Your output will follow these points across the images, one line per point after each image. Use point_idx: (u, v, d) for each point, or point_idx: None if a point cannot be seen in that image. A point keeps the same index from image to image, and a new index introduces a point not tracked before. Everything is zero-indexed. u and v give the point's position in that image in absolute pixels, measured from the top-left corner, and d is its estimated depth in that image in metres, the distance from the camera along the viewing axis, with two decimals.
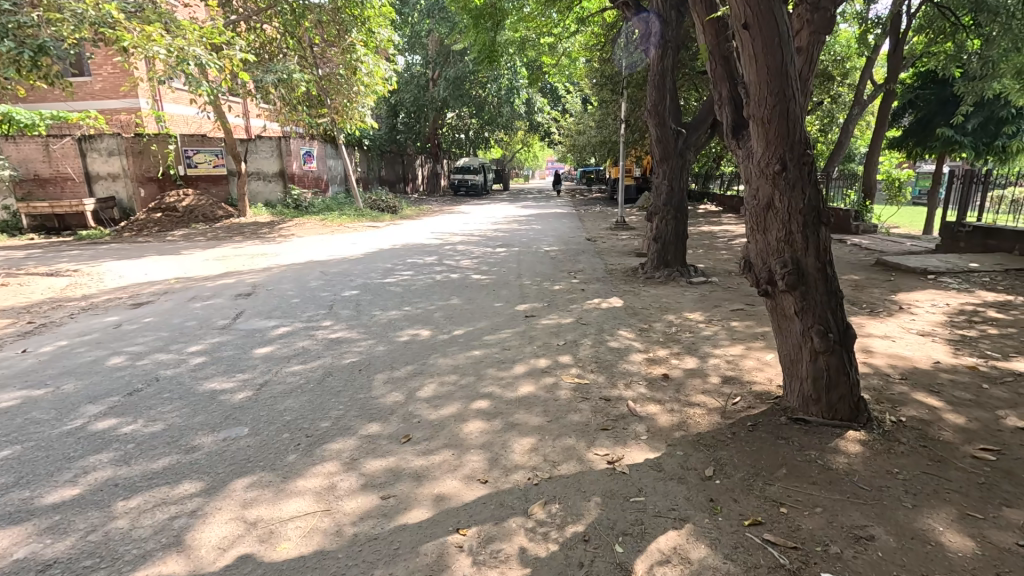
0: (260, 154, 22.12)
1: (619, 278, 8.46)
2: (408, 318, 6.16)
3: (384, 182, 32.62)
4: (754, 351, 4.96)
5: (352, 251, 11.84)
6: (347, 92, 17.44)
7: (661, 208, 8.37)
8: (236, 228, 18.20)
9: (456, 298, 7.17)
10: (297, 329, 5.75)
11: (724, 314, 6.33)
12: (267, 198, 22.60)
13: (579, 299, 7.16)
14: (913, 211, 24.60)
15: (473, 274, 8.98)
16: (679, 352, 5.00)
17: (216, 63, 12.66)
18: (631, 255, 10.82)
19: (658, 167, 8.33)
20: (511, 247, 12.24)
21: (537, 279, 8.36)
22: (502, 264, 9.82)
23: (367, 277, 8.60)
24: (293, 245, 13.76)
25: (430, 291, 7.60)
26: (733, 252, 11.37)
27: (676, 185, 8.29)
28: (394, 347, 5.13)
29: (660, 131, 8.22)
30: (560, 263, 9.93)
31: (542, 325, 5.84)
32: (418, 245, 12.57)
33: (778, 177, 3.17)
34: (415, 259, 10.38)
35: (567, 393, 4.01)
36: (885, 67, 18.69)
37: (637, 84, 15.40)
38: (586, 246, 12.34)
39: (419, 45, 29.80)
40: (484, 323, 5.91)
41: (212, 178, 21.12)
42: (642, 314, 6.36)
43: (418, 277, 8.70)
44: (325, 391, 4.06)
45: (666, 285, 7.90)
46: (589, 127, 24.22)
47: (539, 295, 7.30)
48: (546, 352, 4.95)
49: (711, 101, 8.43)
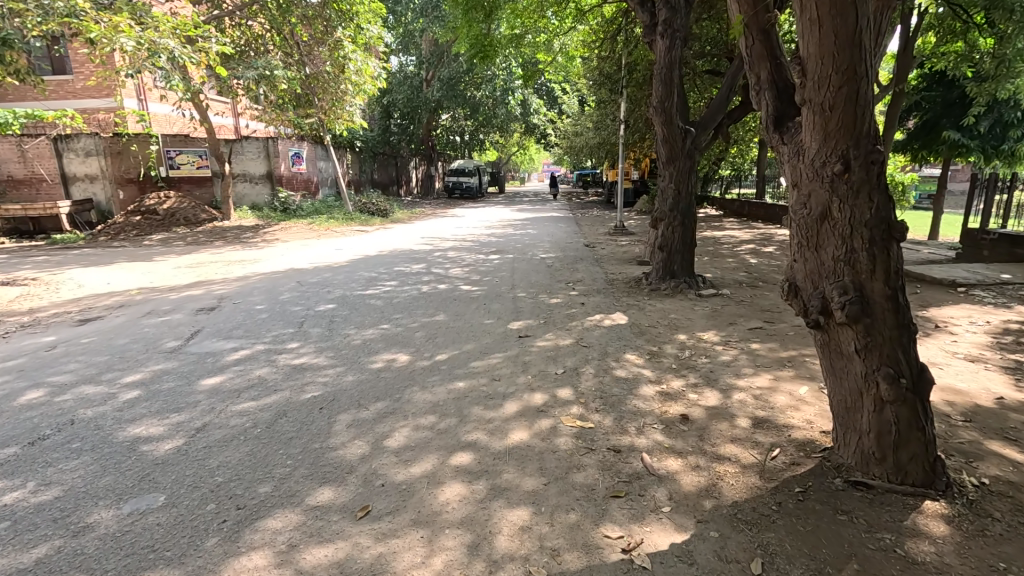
0: (247, 155, 21.47)
1: (622, 289, 7.77)
2: (386, 339, 5.44)
3: (376, 185, 31.83)
4: (784, 384, 4.27)
5: (335, 257, 11.10)
6: (333, 90, 16.69)
7: (667, 214, 7.68)
8: (219, 232, 17.42)
9: (442, 313, 6.46)
10: (258, 352, 5.02)
11: (741, 334, 5.65)
12: (253, 200, 21.86)
13: (578, 314, 6.47)
14: (917, 215, 24.09)
15: (462, 285, 8.28)
16: (697, 384, 4.29)
17: (192, 57, 11.87)
18: (633, 263, 10.14)
19: (664, 169, 7.63)
20: (505, 254, 11.54)
21: (532, 291, 7.67)
22: (494, 273, 9.11)
23: (347, 288, 7.87)
24: (274, 251, 13.01)
25: (413, 305, 6.88)
26: (740, 260, 10.72)
27: (684, 189, 7.61)
28: (365, 377, 4.42)
29: (666, 130, 7.52)
30: (557, 272, 9.24)
31: (538, 347, 5.13)
32: (406, 251, 11.85)
33: (838, 178, 2.50)
34: (401, 267, 9.66)
35: (568, 442, 3.30)
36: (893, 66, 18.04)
37: (637, 83, 14.71)
38: (585, 252, 11.65)
39: (412, 45, 29.10)
40: (472, 345, 5.20)
41: (196, 180, 20.34)
42: (650, 334, 5.67)
43: (403, 288, 7.99)
44: (273, 440, 3.33)
45: (673, 298, 7.21)
46: (586, 130, 23.60)
47: (534, 310, 6.61)
48: (542, 384, 4.25)
49: (721, 98, 7.75)
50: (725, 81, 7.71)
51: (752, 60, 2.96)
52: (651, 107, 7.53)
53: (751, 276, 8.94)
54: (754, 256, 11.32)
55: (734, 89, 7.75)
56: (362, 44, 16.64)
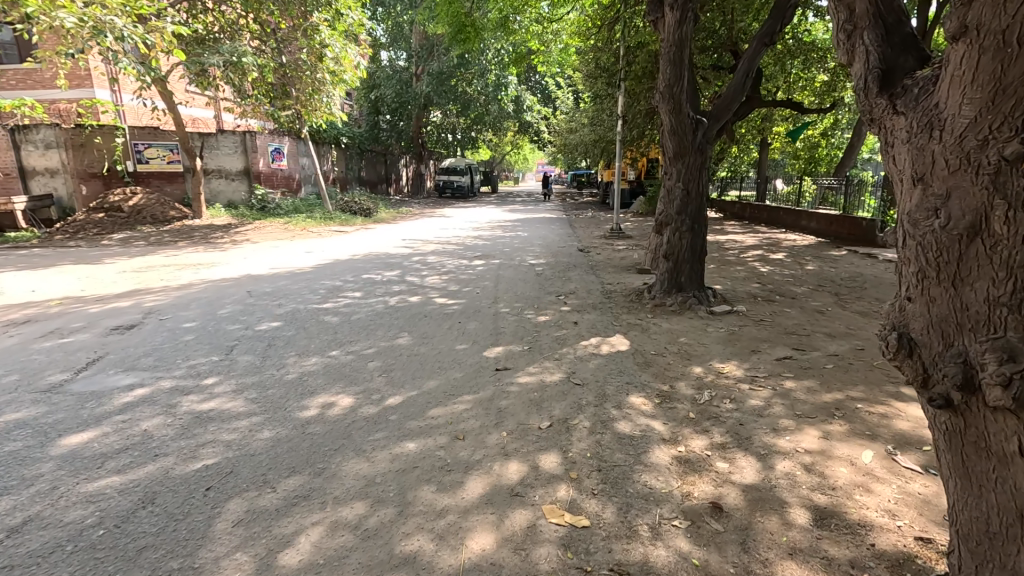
0: (222, 150, 20.30)
1: (620, 304, 6.73)
2: (328, 372, 4.37)
3: (364, 182, 30.63)
4: (842, 446, 3.23)
5: (301, 262, 9.99)
6: (309, 80, 15.49)
7: (675, 218, 6.64)
8: (187, 231, 16.24)
9: (409, 334, 5.40)
10: (159, 392, 3.92)
11: (769, 366, 4.62)
12: (229, 198, 20.67)
13: (570, 336, 5.43)
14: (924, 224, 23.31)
15: (438, 297, 7.23)
16: (725, 446, 3.26)
17: (146, 37, 10.69)
18: (632, 272, 9.10)
19: (672, 166, 6.55)
20: (491, 259, 10.49)
21: (518, 305, 6.62)
22: (476, 283, 8.05)
23: (302, 301, 6.78)
24: (238, 253, 11.87)
25: (374, 324, 5.81)
26: (750, 269, 9.74)
27: (695, 189, 6.56)
28: (285, 432, 3.34)
29: (674, 120, 6.40)
30: (547, 282, 8.20)
31: (518, 385, 4.09)
32: (382, 255, 10.78)
33: (1012, 164, 1.51)
34: (371, 275, 8.58)
35: (552, 557, 2.25)
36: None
37: (637, 76, 13.91)
38: (579, 258, 10.62)
39: (402, 38, 28.00)
40: (436, 382, 4.14)
41: (166, 176, 19.14)
42: (657, 366, 4.64)
43: (369, 301, 6.92)
44: (115, 553, 2.24)
45: (680, 316, 6.18)
46: (582, 126, 22.66)
47: (518, 330, 5.57)
48: (519, 446, 3.19)
49: (736, 87, 6.71)
50: (741, 67, 6.66)
51: (849, 1, 2.33)
52: (657, 95, 6.46)
53: (766, 289, 7.93)
54: (763, 264, 10.34)
55: (751, 75, 6.69)
56: (342, 31, 15.53)
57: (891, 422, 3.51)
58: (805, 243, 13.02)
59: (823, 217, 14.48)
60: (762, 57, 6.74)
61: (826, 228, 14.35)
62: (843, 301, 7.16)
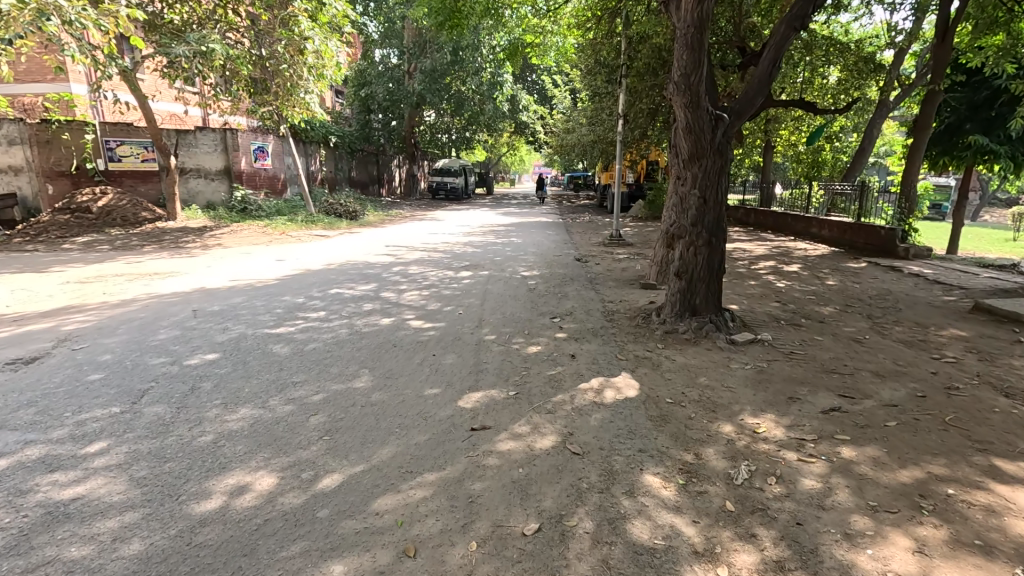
0: (201, 148, 19.27)
1: (625, 330, 5.77)
2: (255, 433, 3.38)
3: (355, 184, 29.60)
4: (950, 569, 2.29)
5: (268, 273, 8.98)
6: (285, 73, 14.32)
7: (689, 230, 5.67)
8: (157, 235, 15.15)
9: (370, 372, 4.43)
10: (15, 468, 2.92)
11: (817, 423, 3.67)
12: (208, 198, 19.58)
13: (566, 376, 4.45)
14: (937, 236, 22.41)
15: (414, 318, 6.26)
16: (785, 567, 2.31)
17: (96, 20, 9.61)
18: (635, 288, 8.16)
19: (687, 169, 5.59)
20: (479, 270, 9.55)
21: (505, 331, 5.66)
22: (460, 301, 7.09)
23: (252, 324, 5.77)
24: (203, 261, 10.86)
25: (332, 356, 4.83)
26: (765, 283, 8.79)
27: (713, 197, 5.58)
28: (161, 544, 2.35)
29: (690, 114, 5.43)
30: (540, 299, 7.22)
31: (497, 457, 3.11)
32: (360, 265, 9.80)
33: None
34: (342, 290, 7.59)
35: None
36: (921, 47, 16.05)
37: (640, 73, 13.24)
38: (576, 270, 9.66)
39: (394, 34, 27.06)
40: (391, 451, 3.16)
41: (140, 175, 18.10)
42: (675, 423, 3.67)
43: (332, 323, 5.94)
44: None
45: (696, 348, 5.24)
46: (580, 126, 21.80)
47: (502, 367, 4.59)
48: (493, 571, 2.24)
49: (761, 80, 5.76)
50: (767, 56, 5.71)
51: None
52: (670, 86, 5.51)
53: (788, 309, 6.99)
54: (777, 277, 9.42)
55: (779, 66, 5.74)
56: (324, 23, 14.54)
57: (1003, 524, 2.58)
58: (818, 253, 12.10)
59: (836, 225, 13.61)
60: (790, 45, 5.80)
61: (839, 236, 13.48)
62: (879, 326, 6.24)
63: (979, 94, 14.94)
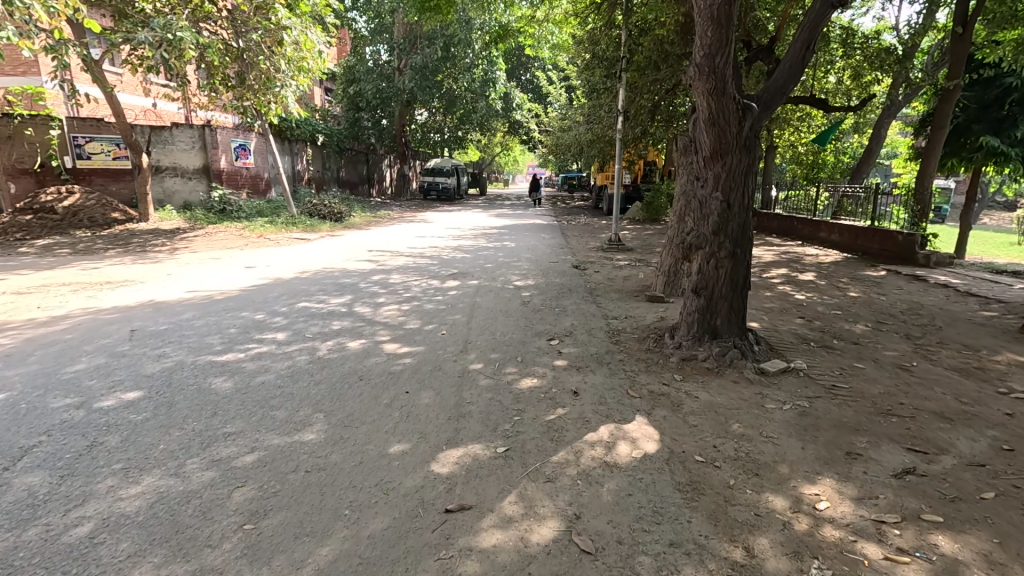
0: (178, 145, 18.29)
1: (635, 357, 4.93)
2: (153, 520, 2.49)
3: (343, 184, 28.62)
4: None
5: (230, 282, 8.06)
6: (261, 65, 13.35)
7: (709, 240, 4.84)
8: (124, 237, 14.15)
9: (325, 418, 3.56)
10: None
11: (894, 494, 2.85)
12: (184, 198, 18.54)
13: (568, 422, 3.60)
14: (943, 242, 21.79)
15: (389, 340, 5.39)
16: None
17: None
18: (641, 302, 7.32)
19: (708, 168, 4.74)
20: (468, 279, 8.68)
21: (494, 359, 4.80)
22: (444, 318, 6.23)
23: (195, 350, 4.88)
24: (164, 267, 9.89)
25: (284, 394, 3.96)
26: (781, 295, 7.99)
27: (739, 201, 4.76)
28: None
29: (713, 103, 4.57)
30: (534, 315, 6.37)
31: (479, 563, 2.26)
32: (336, 273, 8.91)
33: None
34: (311, 304, 6.70)
35: None
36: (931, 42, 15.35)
37: (640, 66, 12.40)
38: (574, 279, 8.82)
39: (384, 29, 26.17)
40: (333, 554, 2.29)
41: (111, 173, 17.08)
42: (712, 496, 2.84)
43: (292, 348, 5.05)
44: None
45: (721, 381, 4.41)
46: (576, 125, 20.99)
47: (490, 409, 3.74)
48: None
49: (792, 63, 4.94)
50: (800, 37, 4.89)
51: None
52: (689, 68, 4.67)
53: (815, 327, 6.19)
54: (793, 288, 8.62)
55: (812, 49, 4.93)
56: (304, 13, 13.63)
57: None
58: (831, 259, 11.33)
59: (847, 230, 12.87)
60: (826, 24, 4.94)
61: (850, 241, 12.73)
62: (923, 349, 5.46)
63: (988, 92, 14.32)
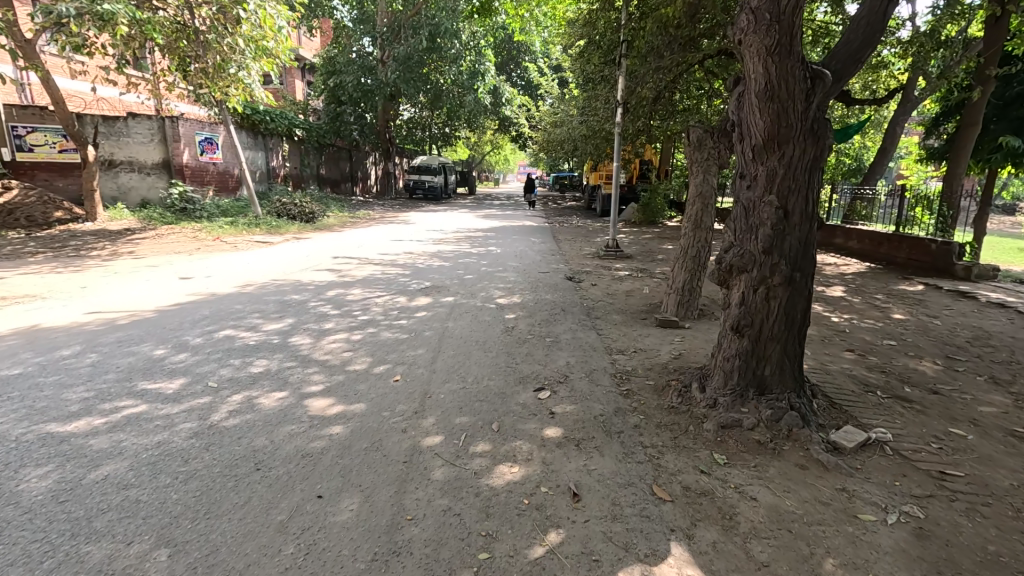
0: (134, 138, 16.67)
1: (657, 425, 3.54)
2: None
3: (324, 181, 27.02)
4: None
5: (148, 299, 6.57)
6: (214, 44, 11.75)
7: (758, 261, 3.50)
8: (62, 239, 12.50)
9: (167, 565, 2.16)
10: None
11: None
12: (142, 196, 16.92)
13: (566, 565, 2.24)
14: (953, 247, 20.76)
15: (320, 391, 3.97)
16: None
17: None
18: (652, 328, 5.97)
19: (761, 157, 3.40)
20: (442, 295, 7.30)
21: (460, 428, 3.41)
22: (404, 354, 4.83)
23: (36, 414, 3.43)
24: (84, 277, 8.35)
25: (124, 504, 2.55)
26: (815, 317, 6.69)
27: (799, 209, 3.43)
28: None
29: (772, 66, 3.23)
30: (519, 350, 4.98)
31: None
32: (285, 286, 7.47)
33: None
34: (236, 333, 5.27)
35: None
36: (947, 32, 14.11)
37: (640, 53, 11.08)
38: (569, 295, 7.46)
39: (367, 19, 24.62)
40: None
41: (55, 167, 15.34)
42: None
43: (179, 407, 3.62)
44: None
45: (787, 469, 3.05)
46: (569, 119, 19.64)
47: (441, 537, 2.37)
48: None
49: (872, 19, 3.59)
50: None
51: None
52: (739, 18, 3.37)
53: (873, 368, 4.87)
54: (824, 307, 7.32)
55: None
56: None
57: None
58: (856, 270, 10.09)
59: (867, 236, 11.66)
60: None
61: (872, 249, 11.52)
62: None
63: (1009, 89, 13.12)
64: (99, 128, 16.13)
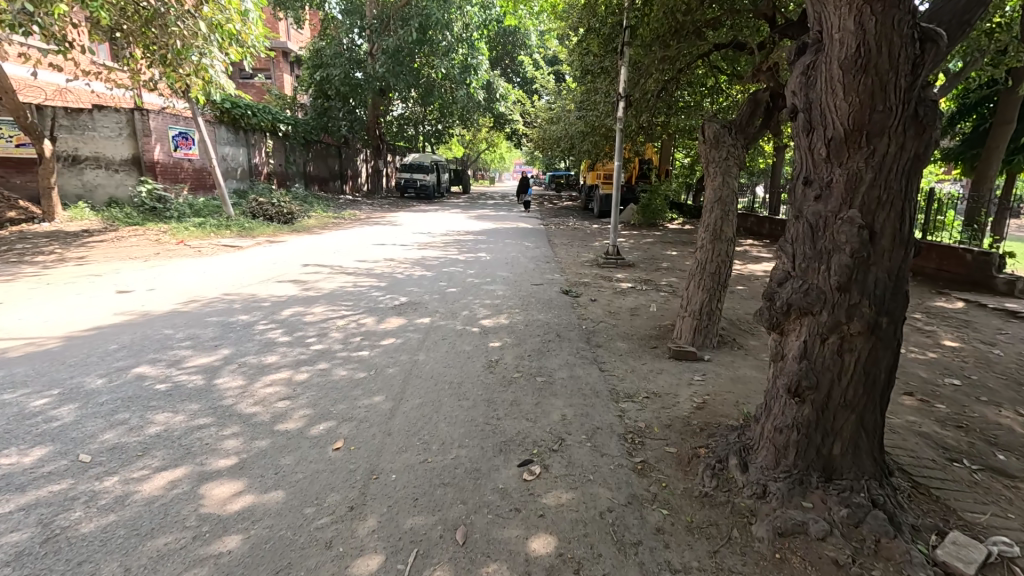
0: (101, 132, 15.52)
1: (689, 530, 2.54)
2: None
3: (311, 179, 25.89)
4: None
5: (67, 320, 5.55)
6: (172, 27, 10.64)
7: (830, 300, 2.50)
8: (10, 241, 11.43)
9: None
10: None
11: None
12: (110, 193, 15.81)
13: None
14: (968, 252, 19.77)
15: (229, 469, 2.93)
16: None
17: None
18: (667, 362, 4.95)
19: (844, 152, 2.41)
20: (417, 314, 6.26)
21: (412, 540, 2.38)
22: (357, 404, 3.79)
23: None
24: (12, 288, 7.30)
25: None
26: None
27: (891, 228, 2.42)
28: None
29: (871, 22, 2.25)
30: (504, 398, 3.95)
31: None
32: (235, 303, 6.41)
33: None
34: (150, 371, 4.22)
35: None
36: None
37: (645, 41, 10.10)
38: (565, 315, 6.44)
39: (356, 10, 23.51)
40: None
41: (13, 162, 14.23)
42: None
43: (20, 499, 2.58)
44: None
45: None
46: (568, 115, 18.63)
47: None
48: None
49: None
50: None
51: None
52: None
53: (948, 423, 3.85)
54: None
55: None
56: None
57: None
58: None
59: None
60: None
61: None
62: None
63: None
64: (61, 121, 14.99)
